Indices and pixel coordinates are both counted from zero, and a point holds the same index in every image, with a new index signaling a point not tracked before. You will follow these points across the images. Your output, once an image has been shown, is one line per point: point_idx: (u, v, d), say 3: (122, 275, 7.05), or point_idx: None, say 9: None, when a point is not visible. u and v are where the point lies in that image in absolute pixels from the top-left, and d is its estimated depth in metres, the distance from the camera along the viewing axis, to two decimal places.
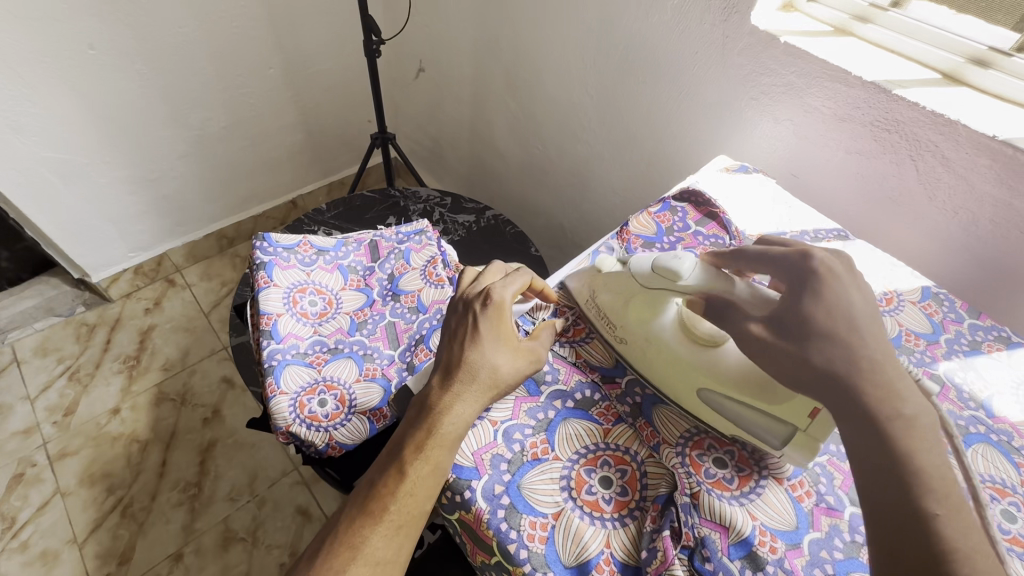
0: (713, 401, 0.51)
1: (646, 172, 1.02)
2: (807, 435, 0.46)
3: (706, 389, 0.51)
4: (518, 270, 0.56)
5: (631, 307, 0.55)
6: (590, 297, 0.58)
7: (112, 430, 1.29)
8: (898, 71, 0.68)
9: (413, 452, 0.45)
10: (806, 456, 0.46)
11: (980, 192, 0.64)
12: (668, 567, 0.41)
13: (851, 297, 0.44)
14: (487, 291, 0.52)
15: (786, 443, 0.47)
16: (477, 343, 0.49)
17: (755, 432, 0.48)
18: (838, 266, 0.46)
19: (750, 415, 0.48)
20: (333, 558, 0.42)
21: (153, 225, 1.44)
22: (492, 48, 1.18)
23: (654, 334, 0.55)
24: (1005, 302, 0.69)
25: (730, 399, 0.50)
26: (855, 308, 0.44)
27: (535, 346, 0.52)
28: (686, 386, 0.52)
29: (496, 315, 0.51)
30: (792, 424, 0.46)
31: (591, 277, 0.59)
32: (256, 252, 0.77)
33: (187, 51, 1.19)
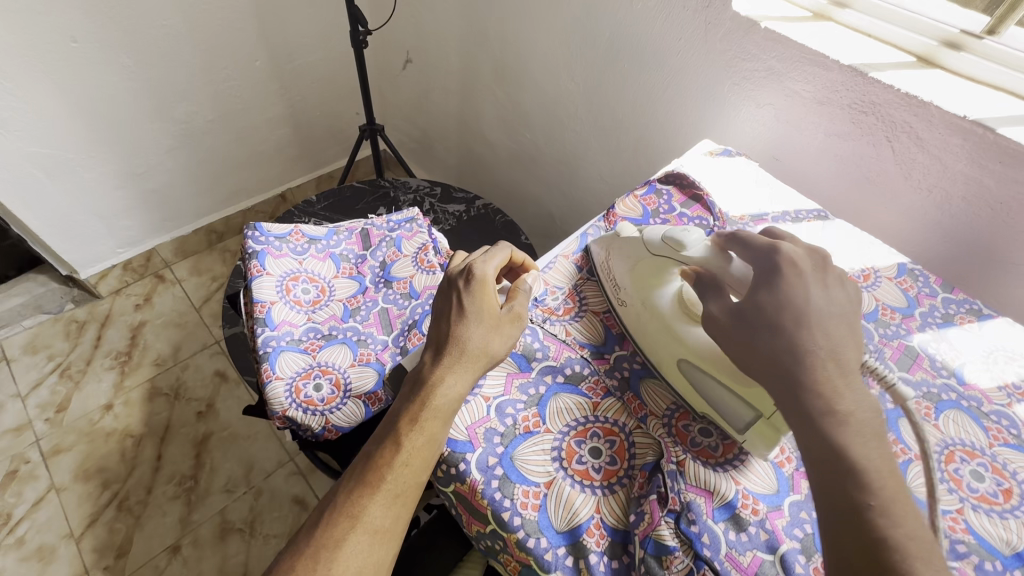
0: (690, 373, 0.52)
1: (633, 158, 1.04)
2: (770, 422, 0.47)
3: (685, 360, 0.52)
4: (497, 245, 0.59)
5: (638, 272, 0.57)
6: (605, 261, 0.60)
7: (105, 426, 1.29)
8: (874, 55, 0.70)
9: (408, 424, 0.47)
10: (766, 445, 0.47)
11: (953, 171, 0.66)
12: (655, 529, 0.43)
13: (809, 294, 0.45)
14: (469, 269, 0.55)
15: (750, 426, 0.47)
16: (462, 317, 0.52)
17: (726, 412, 0.49)
18: (803, 263, 0.47)
19: (722, 394, 0.49)
20: (333, 526, 0.44)
21: (142, 221, 1.43)
22: (478, 38, 1.19)
23: (650, 302, 0.56)
24: (978, 277, 0.71)
25: (705, 374, 0.51)
26: (810, 304, 0.44)
27: (514, 307, 0.54)
28: (668, 355, 0.54)
29: (478, 288, 0.54)
30: (757, 410, 0.47)
31: (610, 240, 0.60)
32: (248, 242, 0.77)
33: (172, 44, 1.18)
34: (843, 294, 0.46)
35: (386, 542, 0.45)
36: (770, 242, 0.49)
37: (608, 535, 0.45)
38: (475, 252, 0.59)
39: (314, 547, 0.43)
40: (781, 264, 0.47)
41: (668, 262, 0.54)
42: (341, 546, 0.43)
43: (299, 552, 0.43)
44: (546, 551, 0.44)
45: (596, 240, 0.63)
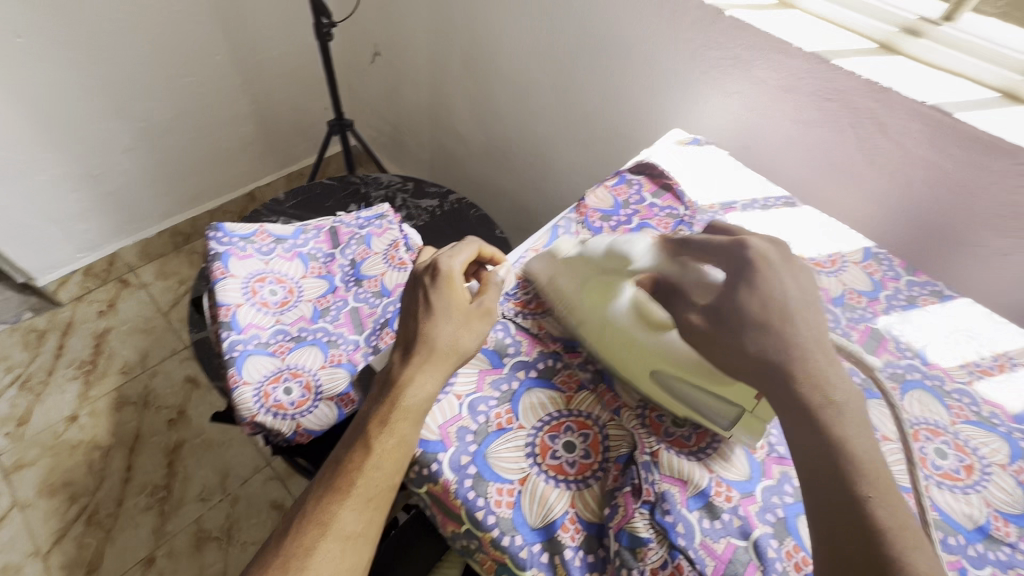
0: (666, 382, 0.50)
1: (605, 148, 1.03)
2: (754, 415, 0.47)
3: (658, 370, 0.50)
4: (465, 241, 0.59)
5: (588, 289, 0.54)
6: (550, 283, 0.57)
7: (70, 438, 1.24)
8: (837, 42, 0.71)
9: (377, 426, 0.46)
10: (755, 434, 0.47)
11: (914, 155, 0.67)
12: (628, 521, 0.43)
13: (784, 286, 0.45)
14: (435, 264, 0.54)
15: (735, 422, 0.47)
16: (432, 314, 0.51)
17: (708, 415, 0.48)
18: (773, 256, 0.47)
19: (704, 398, 0.48)
20: (302, 534, 0.43)
21: (100, 224, 1.38)
22: (446, 29, 1.17)
23: (609, 317, 0.53)
24: (940, 259, 0.73)
25: (687, 385, 0.49)
26: (787, 297, 0.45)
27: (485, 303, 0.53)
28: (642, 371, 0.51)
29: (447, 285, 0.53)
30: (740, 406, 0.47)
31: (550, 261, 0.58)
32: (211, 243, 0.75)
33: (125, 38, 1.14)
34: (811, 281, 0.47)
35: (359, 548, 0.44)
36: (734, 239, 0.49)
37: (583, 530, 0.44)
38: (439, 250, 0.58)
39: (283, 557, 0.42)
40: (752, 259, 0.47)
41: (617, 273, 0.53)
42: (311, 555, 0.42)
43: (268, 562, 0.42)
44: (522, 548, 0.44)
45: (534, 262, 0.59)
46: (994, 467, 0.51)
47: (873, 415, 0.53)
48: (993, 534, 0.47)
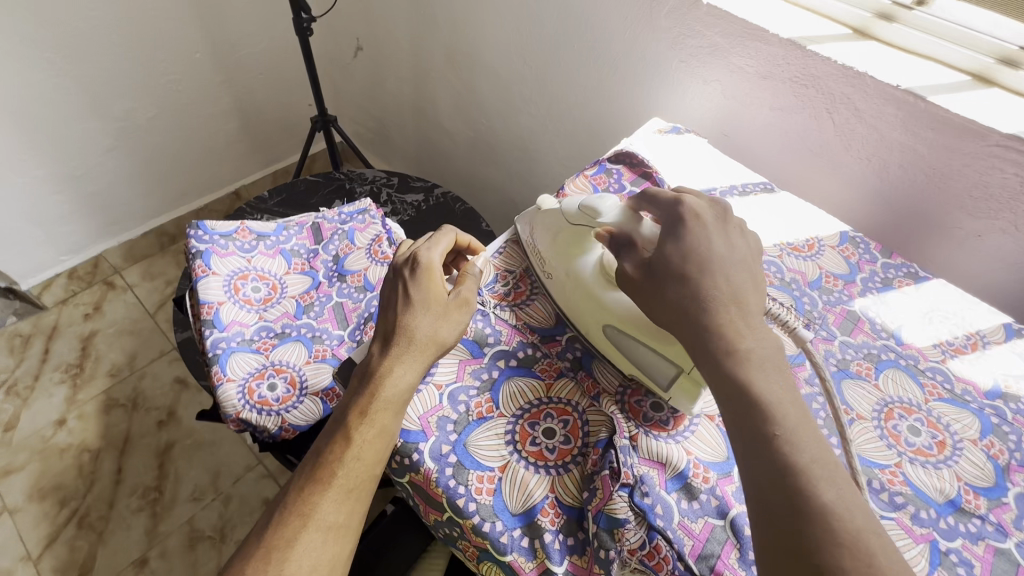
0: (614, 336, 0.53)
1: (590, 139, 1.03)
2: (691, 377, 0.48)
3: (608, 325, 0.53)
4: (441, 231, 0.59)
5: (560, 243, 0.57)
6: (530, 237, 0.61)
7: (59, 442, 1.23)
8: (812, 28, 0.71)
9: (357, 418, 0.46)
10: (689, 399, 0.48)
11: (889, 139, 0.68)
12: (607, 503, 0.44)
13: (712, 243, 0.47)
14: (414, 256, 0.54)
15: (673, 383, 0.49)
16: (412, 305, 0.51)
17: (649, 371, 0.50)
18: (706, 213, 0.49)
19: (645, 354, 0.51)
20: (283, 526, 0.43)
21: (83, 226, 1.37)
22: (428, 22, 1.16)
23: (574, 272, 0.56)
24: (917, 242, 0.74)
25: (628, 336, 0.52)
26: (714, 252, 0.46)
27: (463, 292, 0.53)
28: (594, 321, 0.54)
29: (426, 276, 0.53)
30: (678, 366, 0.49)
31: (532, 216, 0.61)
32: (191, 241, 0.75)
33: (101, 36, 1.12)
34: (745, 241, 0.48)
35: (342, 538, 0.44)
36: (673, 196, 0.51)
37: (563, 514, 0.45)
38: (416, 242, 0.58)
39: (264, 549, 0.42)
40: (684, 214, 0.49)
41: (585, 230, 0.56)
42: (291, 546, 0.42)
43: (249, 554, 0.43)
44: (502, 534, 0.44)
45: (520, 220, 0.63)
46: (966, 442, 0.52)
47: (847, 395, 0.54)
48: (963, 506, 0.48)
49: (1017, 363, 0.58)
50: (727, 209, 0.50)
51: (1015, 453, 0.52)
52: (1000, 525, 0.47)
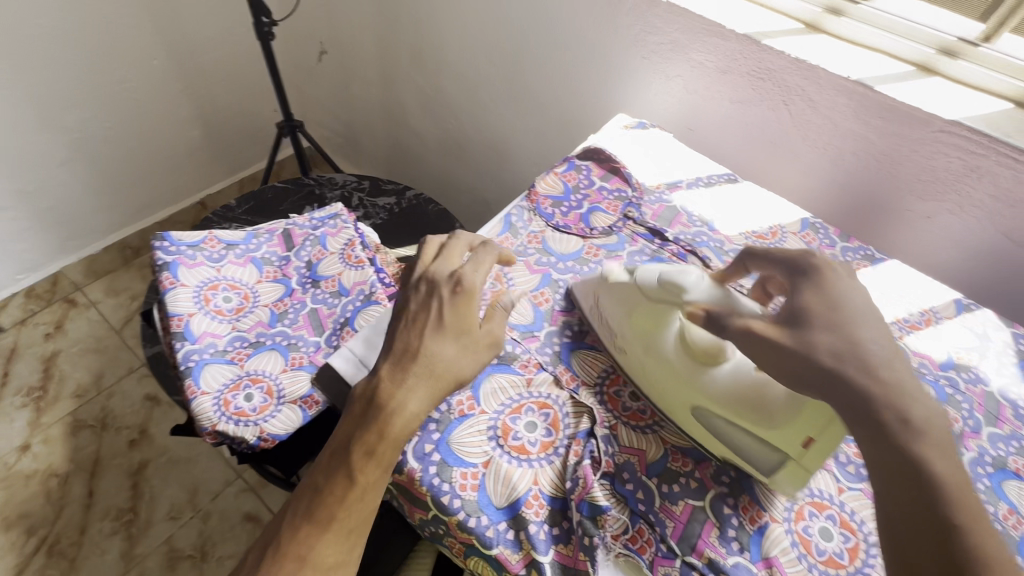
0: (705, 419, 0.48)
1: (557, 136, 1.05)
2: (799, 464, 0.44)
3: (699, 405, 0.48)
4: (487, 248, 0.55)
5: (637, 316, 0.53)
6: (594, 306, 0.56)
7: (23, 468, 1.18)
8: (767, 23, 0.74)
9: (363, 458, 0.44)
10: (795, 484, 0.45)
11: (843, 128, 0.71)
12: (589, 492, 0.45)
13: (848, 292, 0.45)
14: (458, 275, 0.51)
15: (777, 469, 0.45)
16: (441, 331, 0.48)
17: (748, 456, 0.46)
18: (839, 267, 0.47)
19: (744, 440, 0.46)
20: (279, 567, 0.42)
21: (40, 242, 1.31)
22: (393, 24, 1.16)
23: (655, 346, 0.51)
24: (874, 226, 0.78)
25: (727, 422, 0.47)
26: (854, 302, 0.44)
27: (491, 328, 0.51)
28: (679, 402, 0.50)
29: (463, 301, 0.50)
30: (784, 454, 0.45)
31: (597, 285, 0.57)
32: (157, 253, 0.73)
33: (51, 44, 1.08)
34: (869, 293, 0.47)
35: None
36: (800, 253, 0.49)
37: (547, 505, 0.46)
38: (450, 255, 0.54)
39: None
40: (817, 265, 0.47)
41: (666, 305, 0.51)
42: None
43: None
44: (488, 528, 0.45)
45: (578, 288, 0.59)
46: None
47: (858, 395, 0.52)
48: None
49: (967, 336, 0.62)
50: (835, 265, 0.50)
51: (968, 420, 0.55)
52: None
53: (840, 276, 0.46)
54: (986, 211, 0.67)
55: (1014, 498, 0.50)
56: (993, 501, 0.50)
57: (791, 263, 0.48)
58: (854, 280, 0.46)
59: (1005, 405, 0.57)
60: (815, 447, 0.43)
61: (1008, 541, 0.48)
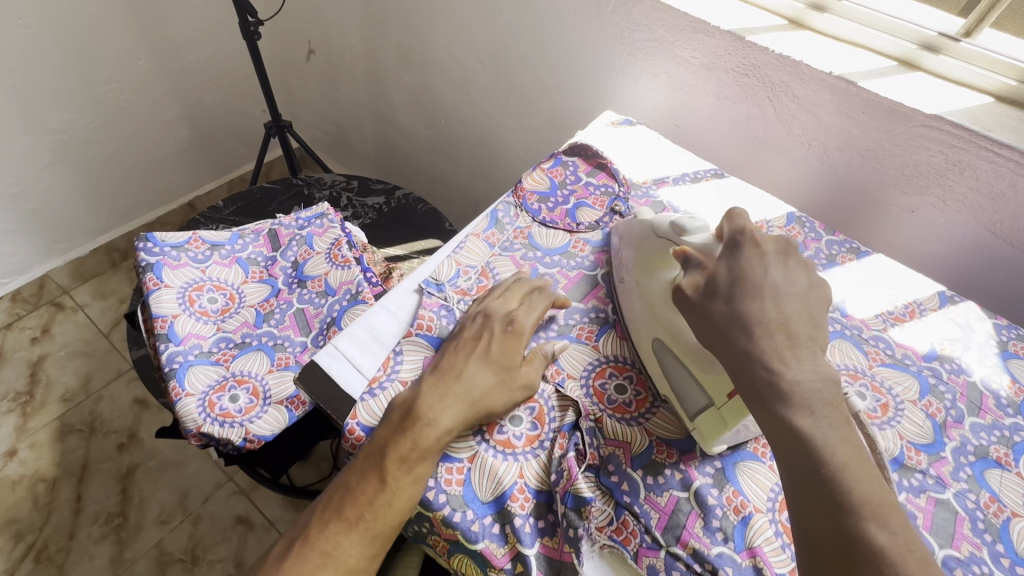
0: (661, 356, 0.51)
1: (547, 134, 1.05)
2: (719, 413, 0.47)
3: (658, 339, 0.52)
4: (543, 292, 0.55)
5: (645, 253, 0.56)
6: (619, 242, 0.61)
7: (10, 473, 1.17)
8: (752, 20, 0.74)
9: (396, 463, 0.43)
10: (714, 435, 0.47)
11: (827, 123, 0.72)
12: (573, 484, 0.45)
13: (768, 272, 0.45)
14: (511, 316, 0.52)
15: (701, 413, 0.48)
16: (484, 361, 0.49)
17: (683, 396, 0.49)
18: (769, 245, 0.47)
19: (685, 382, 0.49)
20: (303, 560, 0.42)
21: (27, 245, 1.30)
22: (380, 23, 1.15)
23: (646, 281, 0.55)
24: (859, 221, 0.78)
25: (676, 361, 0.50)
26: (767, 278, 0.45)
27: (530, 371, 0.50)
28: (647, 335, 0.53)
29: (511, 339, 0.50)
30: (711, 399, 0.47)
31: (625, 228, 0.61)
32: (140, 254, 0.71)
33: (33, 45, 1.07)
34: (804, 273, 0.46)
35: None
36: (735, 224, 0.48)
37: (532, 498, 0.46)
38: (512, 292, 0.55)
39: None
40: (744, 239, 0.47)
41: (668, 246, 0.54)
42: None
43: None
44: (473, 523, 0.45)
45: (614, 232, 0.63)
46: (906, 403, 0.55)
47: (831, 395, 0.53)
48: (906, 463, 0.51)
49: (950, 327, 0.62)
50: (791, 243, 0.48)
51: (951, 410, 0.55)
52: (939, 478, 0.51)
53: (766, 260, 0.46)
54: (969, 205, 0.67)
55: (996, 486, 0.51)
56: (975, 489, 0.50)
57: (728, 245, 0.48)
58: (784, 263, 0.46)
59: (987, 395, 0.57)
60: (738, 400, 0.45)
61: (989, 528, 0.48)
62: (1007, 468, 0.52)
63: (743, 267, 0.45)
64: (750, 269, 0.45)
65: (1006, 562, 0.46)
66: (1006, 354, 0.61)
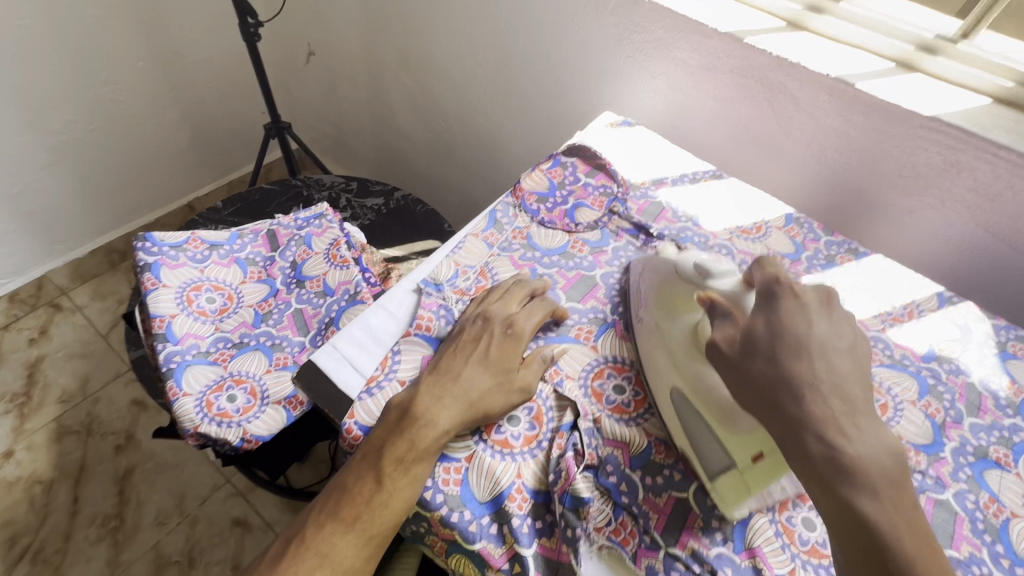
0: (680, 408, 0.48)
1: (546, 133, 1.04)
2: (743, 476, 0.44)
3: (676, 389, 0.49)
4: (542, 299, 0.56)
5: (667, 296, 0.54)
6: (639, 277, 0.59)
7: (7, 475, 1.16)
8: (750, 21, 0.74)
9: (393, 463, 0.43)
10: (735, 498, 0.44)
11: (825, 125, 0.72)
12: (572, 484, 0.45)
13: (812, 324, 0.43)
14: (510, 320, 0.52)
15: (723, 474, 0.45)
16: (482, 363, 0.49)
17: (702, 454, 0.46)
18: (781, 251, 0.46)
19: (705, 438, 0.46)
20: (299, 562, 0.42)
21: (25, 246, 1.30)
22: (379, 24, 1.15)
23: (667, 323, 0.53)
24: (856, 221, 0.78)
25: (695, 413, 0.47)
26: (812, 332, 0.43)
27: (528, 373, 0.50)
28: (662, 380, 0.51)
29: (511, 343, 0.51)
30: (734, 460, 0.45)
31: (649, 262, 0.59)
32: (138, 254, 0.71)
33: (32, 46, 1.07)
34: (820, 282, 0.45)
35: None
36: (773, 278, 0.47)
37: (530, 498, 0.45)
38: (513, 295, 0.55)
39: None
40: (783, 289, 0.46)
41: (693, 292, 0.53)
42: None
43: None
44: (470, 523, 0.44)
45: (636, 267, 0.60)
46: (906, 403, 0.55)
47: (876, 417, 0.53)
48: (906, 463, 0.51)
49: (950, 328, 0.62)
50: (831, 296, 0.46)
51: (950, 411, 0.55)
52: (939, 478, 0.51)
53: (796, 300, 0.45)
54: (967, 205, 0.67)
55: (995, 486, 0.51)
56: (975, 490, 0.50)
57: (764, 295, 0.46)
58: (826, 315, 0.44)
59: (986, 396, 0.57)
60: (764, 464, 0.43)
61: (989, 528, 0.48)
62: (1007, 468, 0.52)
63: (784, 319, 0.44)
64: (792, 320, 0.44)
65: (1006, 563, 0.46)
66: (1004, 355, 0.61)
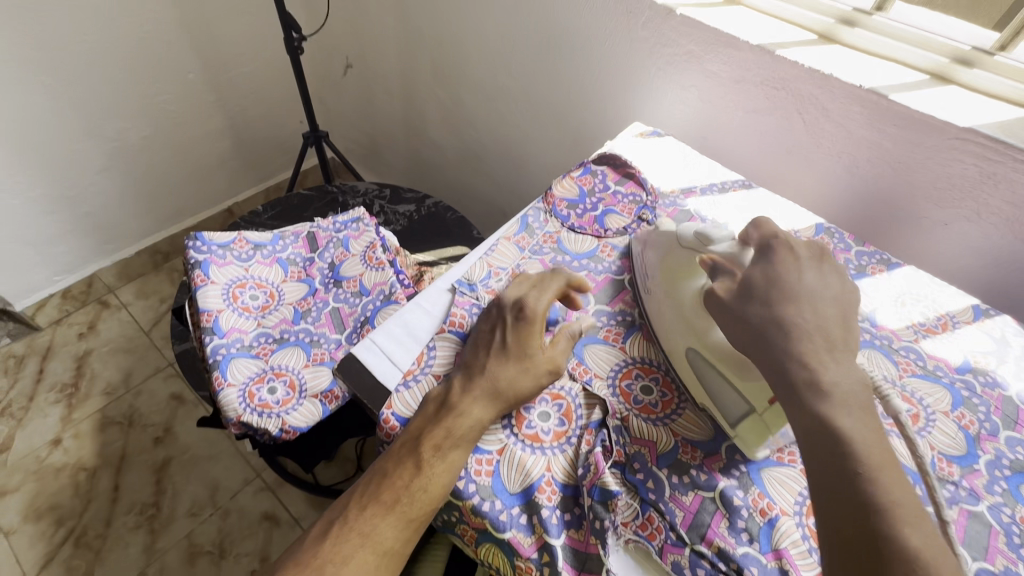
0: (699, 367, 0.52)
1: (575, 144, 1.07)
2: (761, 418, 0.47)
3: (692, 348, 0.52)
4: (552, 275, 0.58)
5: (671, 264, 0.57)
6: (642, 252, 0.62)
7: (54, 461, 1.23)
8: (781, 34, 0.75)
9: (430, 450, 0.46)
10: (756, 441, 0.48)
11: (857, 136, 0.72)
12: (600, 477, 0.46)
13: (802, 274, 0.48)
14: (521, 302, 0.54)
15: (740, 421, 0.48)
16: (502, 354, 0.51)
17: (720, 405, 0.50)
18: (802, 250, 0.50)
19: (723, 390, 0.50)
20: (342, 542, 0.44)
21: (78, 245, 1.38)
22: (415, 39, 1.20)
23: (675, 291, 0.55)
24: (888, 234, 0.78)
25: (713, 369, 0.51)
26: (803, 283, 0.47)
27: (554, 356, 0.52)
28: (680, 343, 0.54)
29: (525, 328, 0.52)
30: (751, 405, 0.48)
31: (649, 235, 0.62)
32: (189, 252, 0.75)
33: (96, 59, 1.15)
34: (835, 278, 0.49)
35: (391, 564, 0.45)
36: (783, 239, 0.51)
37: (559, 491, 0.47)
38: (525, 282, 0.57)
39: (320, 560, 0.44)
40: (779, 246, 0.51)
41: (693, 255, 0.56)
42: (347, 563, 0.43)
43: (303, 561, 0.44)
44: (501, 513, 0.46)
45: (637, 240, 0.63)
46: (938, 414, 0.55)
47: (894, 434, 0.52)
48: (939, 473, 0.50)
49: (984, 340, 0.62)
50: (824, 250, 0.51)
51: (985, 423, 0.55)
52: (972, 490, 0.50)
53: (801, 264, 0.49)
54: (1004, 218, 0.67)
55: None
56: (1010, 504, 0.49)
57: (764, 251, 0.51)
58: (817, 266, 0.49)
59: None
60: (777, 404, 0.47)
61: None
62: None
63: None
64: None
65: None
66: None
